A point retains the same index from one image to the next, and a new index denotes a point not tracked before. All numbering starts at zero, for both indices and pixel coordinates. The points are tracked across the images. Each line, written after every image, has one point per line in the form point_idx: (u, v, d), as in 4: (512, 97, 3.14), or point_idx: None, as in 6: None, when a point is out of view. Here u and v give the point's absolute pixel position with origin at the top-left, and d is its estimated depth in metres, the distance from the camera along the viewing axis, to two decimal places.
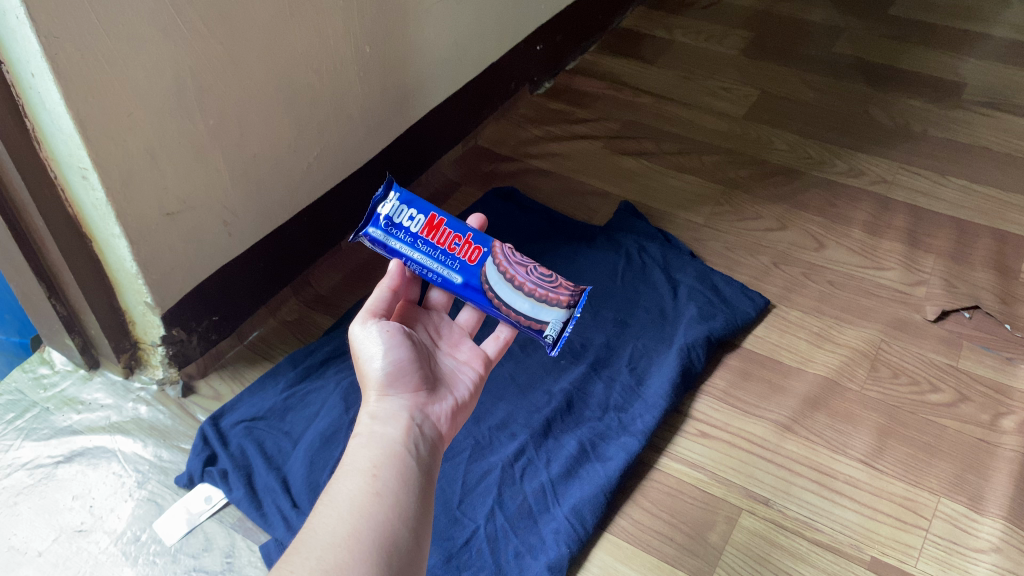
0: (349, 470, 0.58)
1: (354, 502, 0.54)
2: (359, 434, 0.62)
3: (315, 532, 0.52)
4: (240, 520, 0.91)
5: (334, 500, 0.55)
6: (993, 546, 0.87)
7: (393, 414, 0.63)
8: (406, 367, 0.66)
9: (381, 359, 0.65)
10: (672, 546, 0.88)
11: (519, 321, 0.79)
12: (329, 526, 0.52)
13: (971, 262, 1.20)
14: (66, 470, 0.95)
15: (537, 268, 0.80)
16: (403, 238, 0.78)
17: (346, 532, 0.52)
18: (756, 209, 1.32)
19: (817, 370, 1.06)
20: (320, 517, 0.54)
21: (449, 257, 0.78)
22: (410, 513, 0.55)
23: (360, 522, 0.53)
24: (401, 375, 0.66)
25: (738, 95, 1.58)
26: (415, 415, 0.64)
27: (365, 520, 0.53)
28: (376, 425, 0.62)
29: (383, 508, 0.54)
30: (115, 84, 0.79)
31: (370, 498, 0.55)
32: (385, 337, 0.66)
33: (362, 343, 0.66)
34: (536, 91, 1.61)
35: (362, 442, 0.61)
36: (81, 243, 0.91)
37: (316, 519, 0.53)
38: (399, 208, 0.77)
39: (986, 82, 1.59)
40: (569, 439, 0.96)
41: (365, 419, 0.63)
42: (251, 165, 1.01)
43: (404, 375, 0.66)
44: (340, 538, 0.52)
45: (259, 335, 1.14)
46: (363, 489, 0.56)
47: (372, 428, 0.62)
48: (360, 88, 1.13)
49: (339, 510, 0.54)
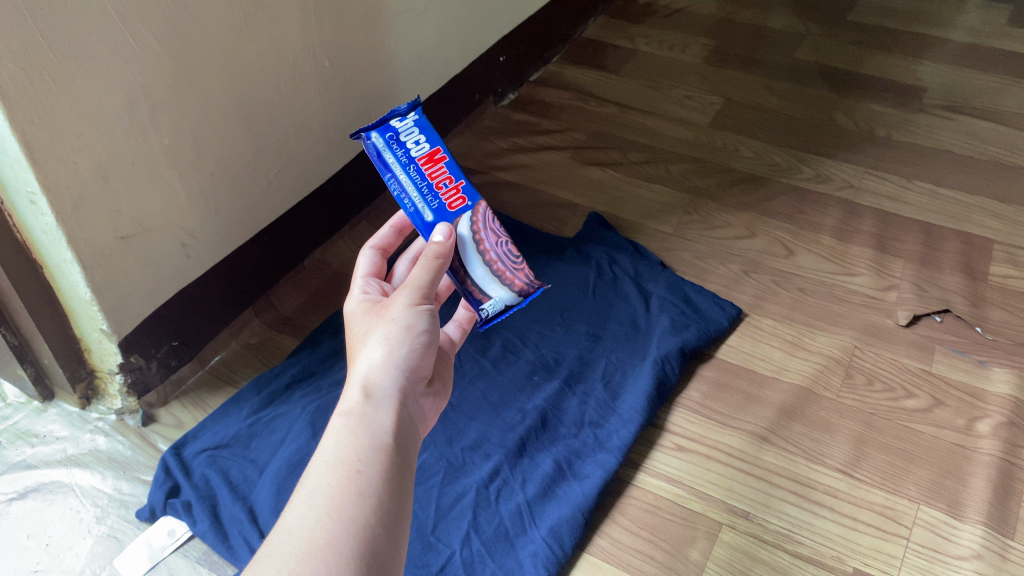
0: (331, 461, 0.54)
1: (330, 503, 0.51)
2: (350, 407, 0.57)
3: (289, 539, 0.49)
4: (206, 554, 0.88)
5: (308, 499, 0.51)
6: (974, 553, 0.86)
7: (389, 395, 0.59)
8: (424, 351, 0.63)
9: (408, 336, 0.62)
10: (653, 564, 0.86)
11: (495, 267, 0.73)
12: (305, 533, 0.49)
13: (940, 265, 1.20)
14: (20, 507, 0.91)
15: (505, 244, 0.75)
16: (398, 155, 0.72)
17: (323, 541, 0.48)
18: (724, 217, 1.31)
19: (791, 379, 1.05)
20: (296, 517, 0.50)
21: (432, 194, 0.71)
22: (388, 516, 0.52)
23: (336, 526, 0.50)
24: (415, 362, 0.62)
25: (702, 103, 1.58)
26: (407, 402, 0.60)
27: (343, 526, 0.50)
28: (368, 404, 0.58)
29: (364, 512, 0.51)
30: (63, 103, 0.76)
31: (349, 499, 0.51)
32: (427, 319, 0.63)
33: (395, 309, 0.62)
34: (500, 102, 1.60)
35: (353, 417, 0.56)
36: (31, 270, 0.87)
37: (289, 521, 0.50)
38: (410, 128, 0.73)
39: (947, 86, 1.60)
40: (544, 457, 0.94)
41: (360, 386, 0.59)
42: (209, 184, 0.98)
43: (412, 360, 0.62)
44: (314, 547, 0.48)
45: (221, 359, 1.10)
46: (344, 487, 0.52)
47: (367, 404, 0.58)
48: (321, 102, 1.10)
49: (315, 512, 0.50)
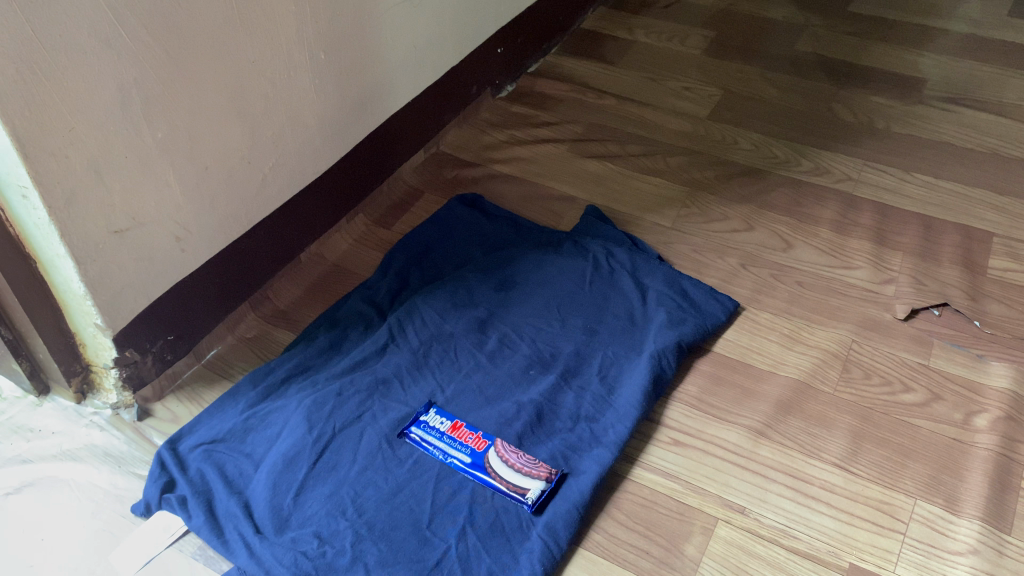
0: None
1: None
2: None
3: None
4: (201, 548, 0.88)
5: None
6: (971, 548, 0.85)
7: None
8: None
9: None
10: (648, 559, 0.86)
11: (526, 470, 0.91)
12: None
13: (939, 258, 1.20)
14: (16, 503, 0.91)
15: (528, 454, 0.93)
16: (432, 433, 0.96)
17: None
18: (723, 210, 1.30)
19: (788, 373, 1.04)
20: None
21: (462, 444, 0.94)
22: None
23: None
24: None
25: (701, 94, 1.57)
26: None
27: None
28: None
29: None
30: (54, 97, 0.75)
31: None
32: None
33: None
34: (498, 94, 1.59)
35: None
36: (24, 264, 0.87)
37: None
38: (434, 416, 0.98)
39: (947, 77, 1.60)
40: (540, 451, 0.94)
41: None
42: (203, 178, 0.97)
43: None
44: None
45: (217, 353, 1.10)
46: None
47: None
48: (316, 95, 1.09)
49: None
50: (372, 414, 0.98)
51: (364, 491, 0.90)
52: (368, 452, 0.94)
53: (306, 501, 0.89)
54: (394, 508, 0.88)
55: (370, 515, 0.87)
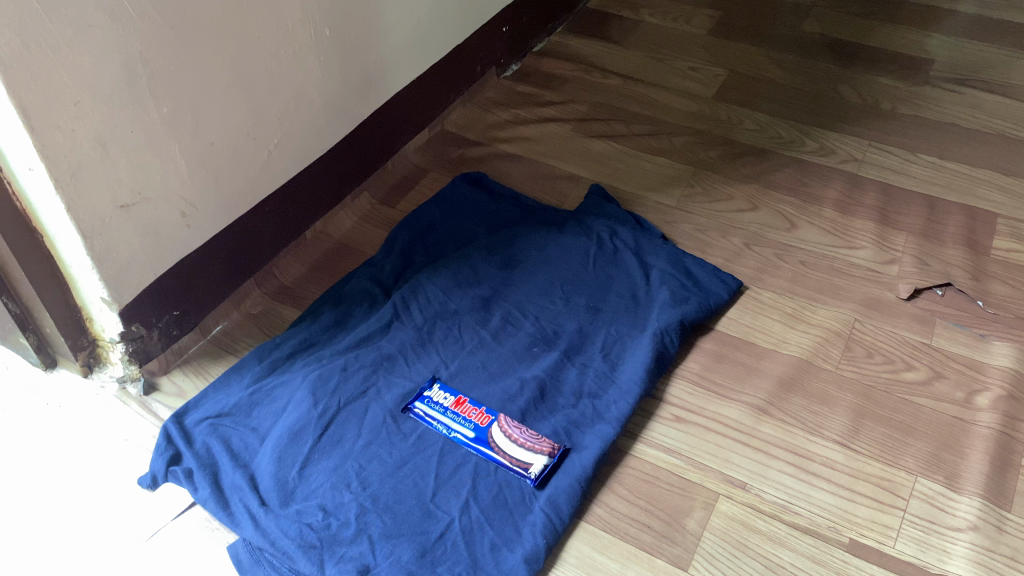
0: None
1: None
2: None
3: None
4: (207, 520, 0.89)
5: None
6: (970, 524, 0.86)
7: None
8: None
9: None
10: (650, 533, 0.86)
11: (527, 445, 0.92)
12: None
13: (943, 238, 1.20)
14: (24, 476, 0.92)
15: (531, 428, 0.94)
16: (436, 408, 0.97)
17: None
18: (727, 189, 1.30)
19: (791, 351, 1.05)
20: None
21: (465, 419, 0.95)
22: None
23: None
24: None
25: (706, 75, 1.56)
26: None
27: None
28: None
29: None
30: (59, 70, 0.75)
31: None
32: None
33: None
34: (503, 74, 1.58)
35: None
36: (31, 238, 0.88)
37: None
38: (438, 392, 0.99)
39: (953, 58, 1.59)
40: (543, 427, 0.95)
41: None
42: (208, 154, 0.97)
43: None
44: None
45: (222, 329, 1.10)
46: None
47: None
48: (320, 72, 1.10)
49: None
50: (377, 390, 0.99)
51: (368, 464, 0.91)
52: (373, 426, 0.95)
53: (311, 474, 0.90)
54: (398, 482, 0.89)
55: (374, 489, 0.88)
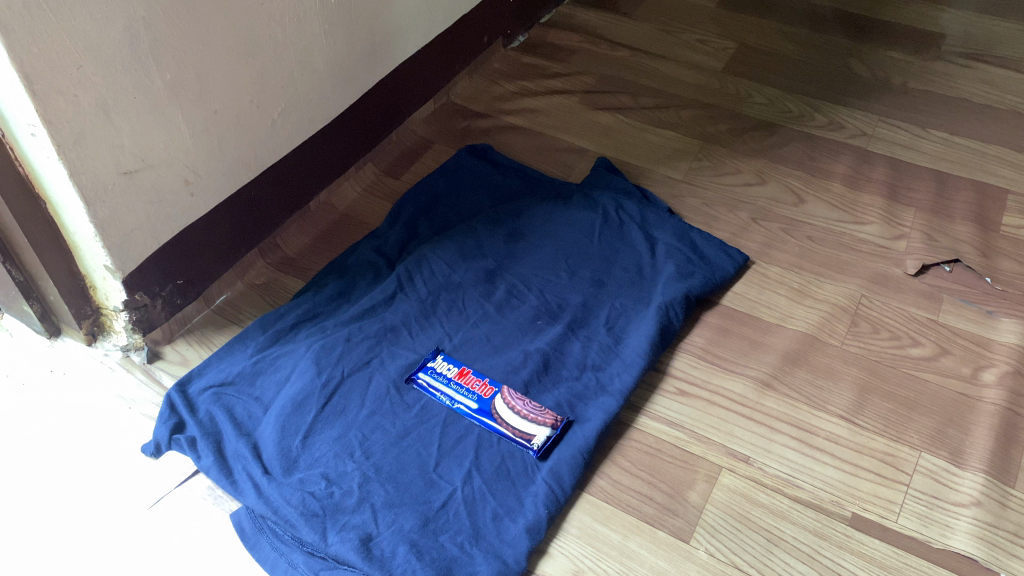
0: None
1: None
2: None
3: None
4: (210, 488, 0.89)
5: None
6: (973, 500, 0.86)
7: None
8: None
9: None
10: (652, 505, 0.86)
11: (531, 417, 0.91)
12: None
13: (952, 214, 1.19)
14: (28, 442, 0.92)
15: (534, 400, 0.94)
16: (440, 379, 0.96)
17: None
18: (735, 163, 1.29)
19: (796, 326, 1.04)
20: None
21: (468, 390, 0.95)
22: None
23: None
24: None
25: (715, 48, 1.55)
26: None
27: None
28: None
29: None
30: (61, 34, 0.75)
31: None
32: None
33: None
34: (510, 45, 1.57)
35: None
36: (34, 204, 0.87)
37: None
38: (441, 363, 0.98)
39: (967, 33, 1.57)
40: (546, 398, 0.94)
41: None
42: (212, 121, 0.97)
43: None
44: None
45: (226, 299, 1.10)
46: None
47: None
48: (325, 40, 1.08)
49: None
50: (381, 361, 0.99)
51: (372, 434, 0.91)
52: (376, 396, 0.95)
53: (314, 443, 0.90)
54: (401, 452, 0.89)
55: (377, 458, 0.88)
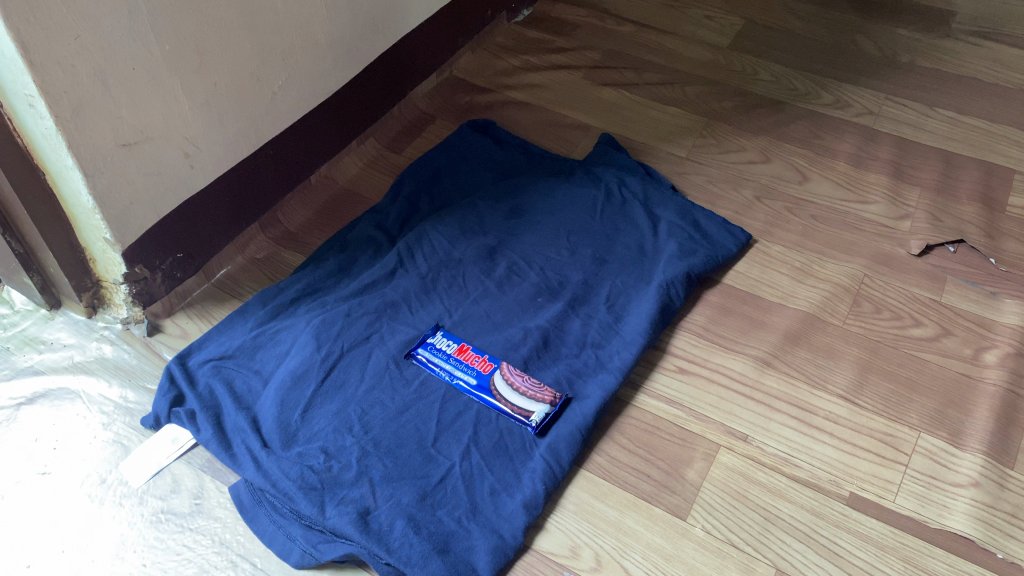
0: None
1: None
2: None
3: None
4: (209, 461, 0.89)
5: None
6: (972, 481, 0.86)
7: None
8: None
9: None
10: (650, 482, 0.86)
11: (530, 394, 0.91)
12: None
13: (958, 194, 1.18)
14: (29, 413, 0.93)
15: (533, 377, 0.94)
16: (439, 355, 0.96)
17: None
18: (739, 141, 1.28)
19: (798, 305, 1.04)
20: None
21: (468, 367, 0.95)
22: None
23: None
24: None
25: (722, 23, 1.53)
26: None
27: None
28: None
29: None
30: (59, 4, 0.74)
31: None
32: None
33: None
34: (514, 19, 1.55)
35: None
36: (33, 176, 0.87)
37: None
38: (440, 339, 0.98)
39: (977, 11, 1.55)
40: (545, 375, 0.94)
41: None
42: (212, 93, 0.96)
43: None
44: None
45: (226, 273, 1.10)
46: None
47: None
48: (326, 12, 1.07)
49: None
50: (380, 336, 0.98)
51: (371, 409, 0.91)
52: (375, 372, 0.94)
53: (313, 418, 0.90)
54: (400, 427, 0.89)
55: (376, 433, 0.88)
